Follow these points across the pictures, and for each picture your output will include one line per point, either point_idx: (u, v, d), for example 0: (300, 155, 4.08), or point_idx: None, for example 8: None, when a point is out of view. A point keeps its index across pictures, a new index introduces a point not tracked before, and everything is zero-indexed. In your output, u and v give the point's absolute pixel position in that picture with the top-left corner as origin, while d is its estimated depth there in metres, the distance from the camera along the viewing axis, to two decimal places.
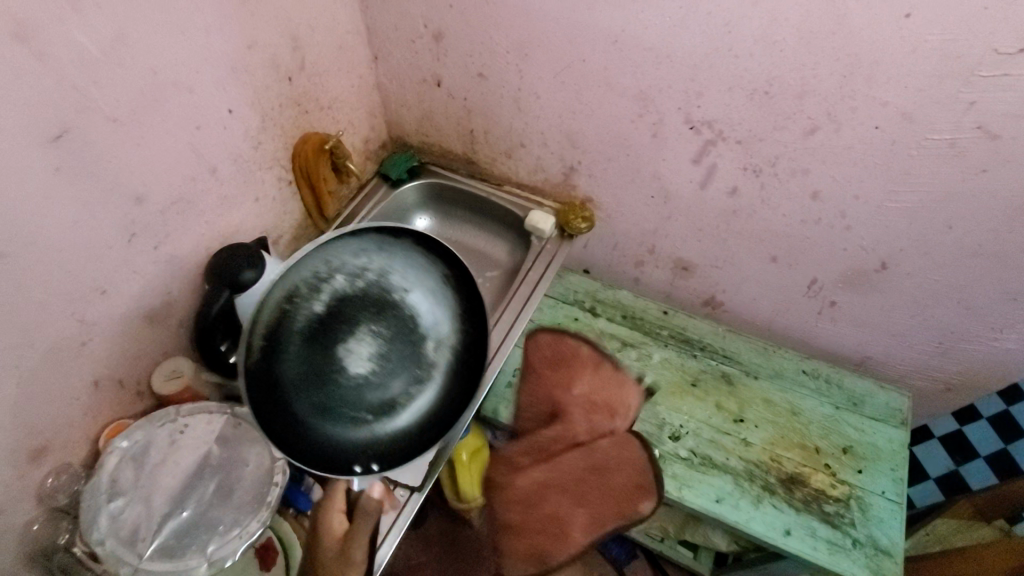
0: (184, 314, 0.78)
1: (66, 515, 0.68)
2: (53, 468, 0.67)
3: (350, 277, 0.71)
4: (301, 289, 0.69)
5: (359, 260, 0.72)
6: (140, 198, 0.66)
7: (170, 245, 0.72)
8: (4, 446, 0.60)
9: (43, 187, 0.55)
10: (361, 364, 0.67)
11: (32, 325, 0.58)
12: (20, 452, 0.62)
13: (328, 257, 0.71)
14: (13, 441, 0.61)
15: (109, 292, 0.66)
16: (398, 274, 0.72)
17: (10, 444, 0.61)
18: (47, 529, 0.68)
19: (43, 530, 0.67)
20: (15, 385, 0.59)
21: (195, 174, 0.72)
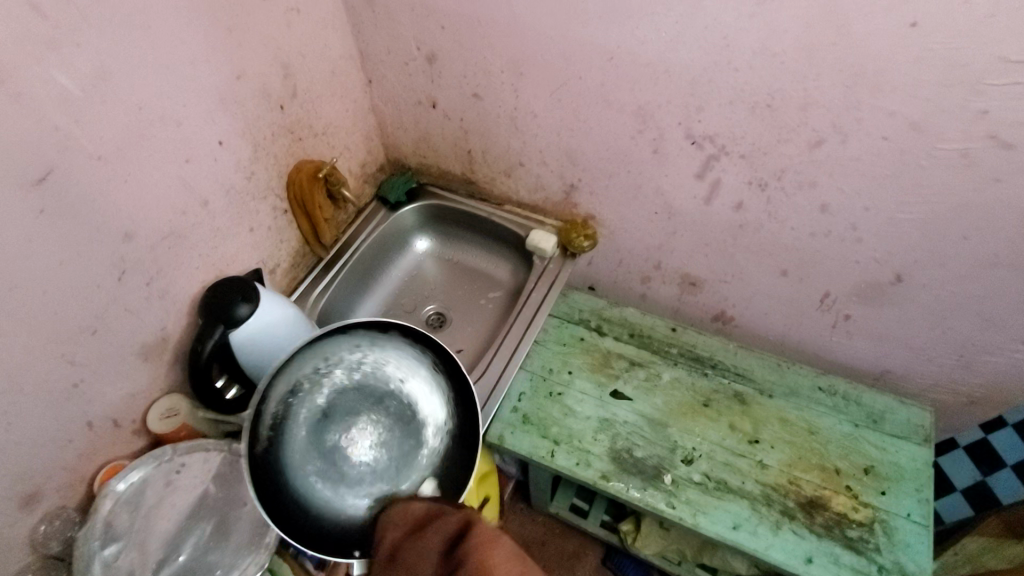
0: (179, 350, 0.77)
1: (60, 561, 0.67)
2: (46, 514, 0.65)
3: (350, 369, 0.63)
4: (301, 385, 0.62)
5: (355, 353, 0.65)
6: (129, 235, 0.65)
7: (162, 280, 0.71)
8: None
9: (26, 230, 0.54)
10: (362, 454, 0.57)
11: (18, 370, 0.57)
12: (11, 501, 0.60)
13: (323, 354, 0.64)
14: (3, 489, 0.59)
15: (100, 332, 0.65)
16: (394, 363, 0.64)
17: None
18: None
19: None
20: (1, 432, 0.57)
21: (185, 207, 0.71)
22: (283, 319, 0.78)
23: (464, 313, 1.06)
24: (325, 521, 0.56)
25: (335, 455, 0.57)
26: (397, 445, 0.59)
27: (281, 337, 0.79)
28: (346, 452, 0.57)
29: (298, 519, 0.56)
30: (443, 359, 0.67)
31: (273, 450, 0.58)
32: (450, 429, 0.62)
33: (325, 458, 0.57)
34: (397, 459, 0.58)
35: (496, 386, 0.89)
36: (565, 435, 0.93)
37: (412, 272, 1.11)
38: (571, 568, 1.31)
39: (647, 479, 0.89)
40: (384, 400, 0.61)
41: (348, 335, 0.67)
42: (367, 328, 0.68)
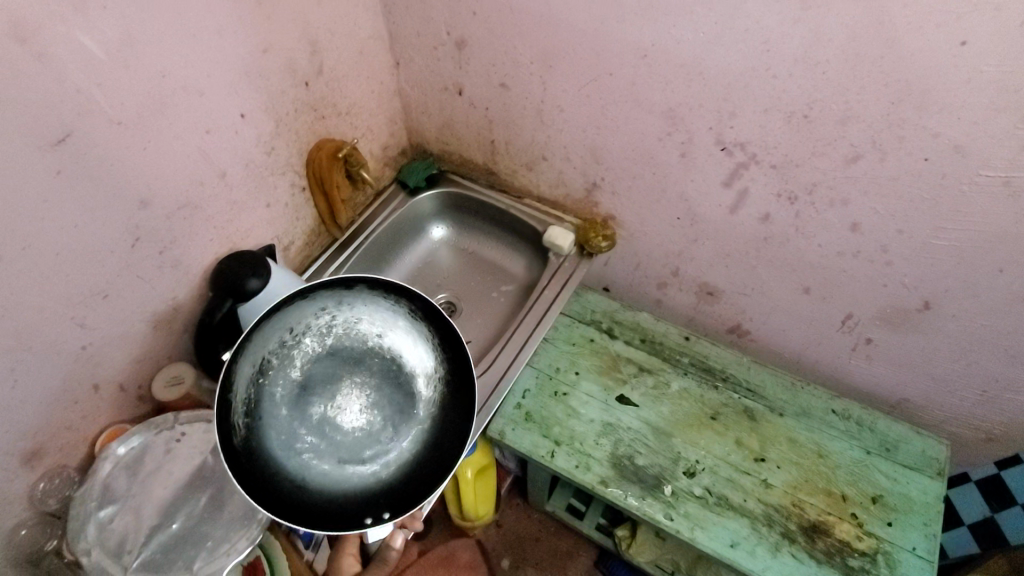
0: (188, 319, 0.77)
1: (56, 521, 0.67)
2: (47, 471, 0.66)
3: (321, 335, 0.61)
4: (270, 363, 0.59)
5: (321, 317, 0.62)
6: (145, 202, 0.64)
7: (176, 249, 0.71)
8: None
9: (43, 190, 0.54)
10: (353, 419, 0.58)
11: (28, 329, 0.57)
12: (13, 457, 0.61)
13: (286, 323, 0.61)
14: (6, 445, 0.60)
15: (111, 296, 0.65)
16: (367, 319, 0.63)
17: (4, 447, 0.60)
18: (34, 535, 0.66)
19: (30, 536, 0.66)
20: (9, 389, 0.58)
21: (203, 178, 0.71)
22: None
23: (474, 305, 1.05)
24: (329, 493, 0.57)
25: (328, 428, 0.58)
26: (390, 401, 0.60)
27: None
28: (337, 420, 0.58)
29: (301, 497, 0.56)
30: (418, 305, 0.65)
31: (255, 436, 0.57)
32: (436, 374, 0.63)
33: (319, 432, 0.58)
34: (384, 416, 0.59)
35: (500, 380, 0.88)
36: (566, 436, 0.92)
37: (426, 258, 1.10)
38: (563, 567, 1.30)
39: (647, 488, 0.87)
40: (365, 361, 0.61)
41: (315, 295, 0.63)
42: (334, 285, 0.65)
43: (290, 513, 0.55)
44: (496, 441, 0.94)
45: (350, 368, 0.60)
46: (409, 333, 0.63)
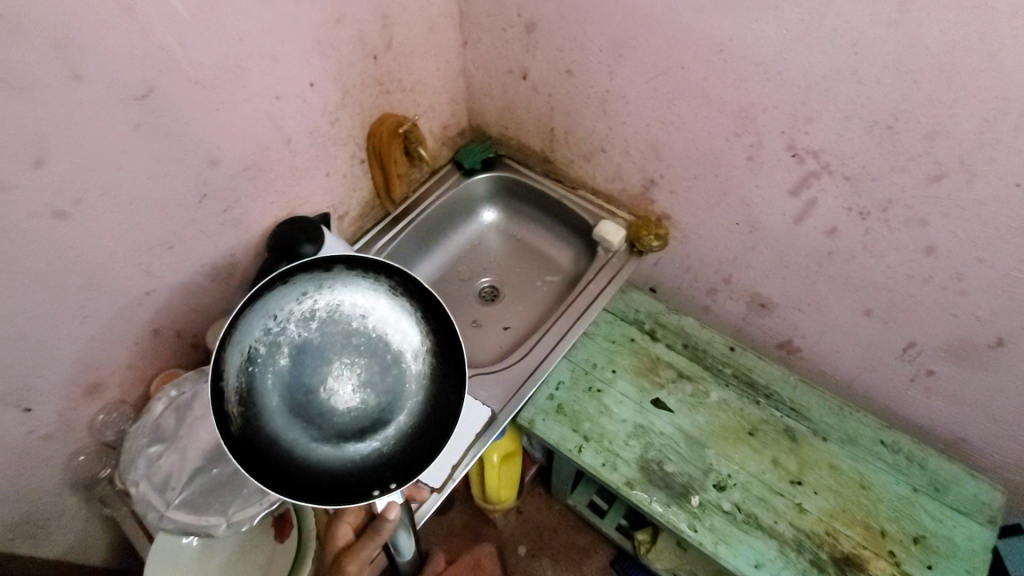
0: (244, 277, 0.80)
1: (112, 451, 0.73)
2: (105, 405, 0.71)
3: (304, 319, 0.53)
4: (255, 354, 0.51)
5: (303, 299, 0.54)
6: (214, 161, 0.67)
7: (238, 209, 0.74)
8: (65, 380, 0.64)
9: (123, 141, 0.57)
10: (353, 406, 0.53)
11: (99, 271, 0.61)
12: (77, 388, 0.66)
13: (263, 309, 0.52)
14: (72, 376, 0.64)
15: (176, 248, 0.68)
16: (355, 299, 0.55)
17: (70, 378, 0.64)
18: (92, 462, 0.72)
19: (88, 462, 0.71)
20: (79, 325, 0.62)
21: (269, 143, 0.73)
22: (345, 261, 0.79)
23: (517, 291, 1.04)
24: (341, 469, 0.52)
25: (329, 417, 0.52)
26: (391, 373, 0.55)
27: None
28: (336, 408, 0.52)
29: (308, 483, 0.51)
30: (401, 278, 0.57)
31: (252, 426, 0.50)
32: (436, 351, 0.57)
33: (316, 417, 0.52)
34: (387, 401, 0.54)
35: (536, 369, 0.87)
36: (596, 433, 0.91)
37: (474, 241, 1.10)
38: (578, 563, 1.30)
39: (673, 496, 0.85)
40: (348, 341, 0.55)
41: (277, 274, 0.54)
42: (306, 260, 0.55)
43: (298, 493, 0.50)
44: (525, 429, 0.94)
45: (345, 353, 0.54)
46: (402, 311, 0.57)
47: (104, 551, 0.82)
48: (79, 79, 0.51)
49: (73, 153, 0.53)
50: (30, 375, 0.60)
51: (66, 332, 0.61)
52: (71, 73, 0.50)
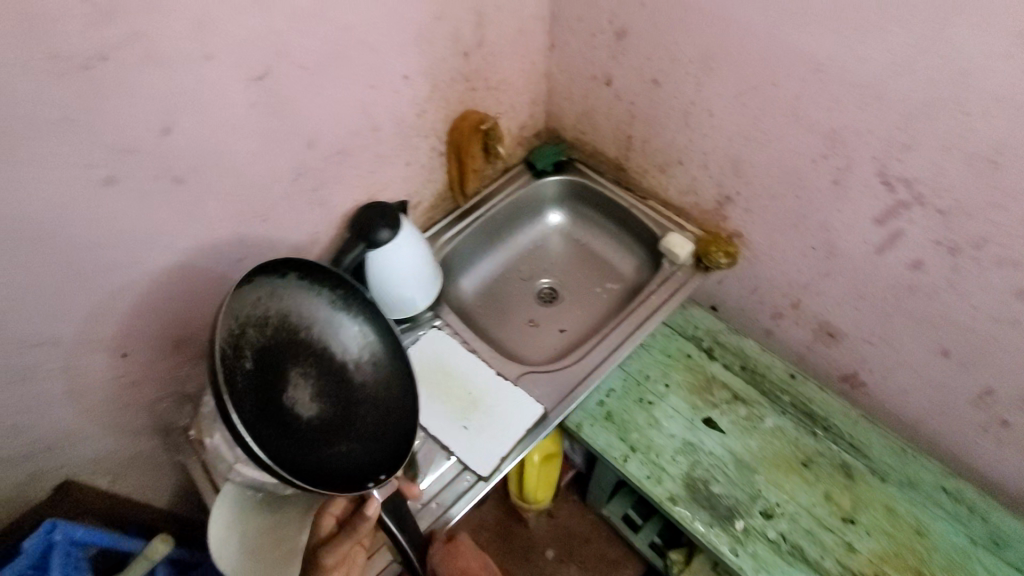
0: (323, 255, 0.84)
1: (189, 401, 0.79)
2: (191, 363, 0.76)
3: (259, 326, 0.62)
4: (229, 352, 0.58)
5: (258, 307, 0.63)
6: (311, 143, 0.71)
7: (325, 190, 0.78)
8: (160, 334, 0.69)
9: (237, 117, 0.61)
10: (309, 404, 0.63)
11: (202, 235, 0.66)
12: (168, 343, 0.71)
13: (231, 311, 0.59)
14: (167, 331, 0.70)
15: (267, 221, 0.73)
16: (303, 310, 0.67)
17: (165, 333, 0.70)
18: (172, 410, 0.78)
19: (168, 410, 0.78)
20: (178, 283, 0.67)
21: (361, 129, 0.77)
22: (415, 250, 0.83)
23: (576, 296, 1.05)
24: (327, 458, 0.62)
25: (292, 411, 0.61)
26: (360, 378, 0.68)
27: (409, 269, 0.83)
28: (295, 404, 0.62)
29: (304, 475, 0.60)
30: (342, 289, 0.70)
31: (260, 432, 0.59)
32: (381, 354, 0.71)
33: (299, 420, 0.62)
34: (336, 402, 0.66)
35: (593, 371, 0.86)
36: (642, 444, 0.91)
37: (538, 242, 1.11)
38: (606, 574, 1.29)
39: (717, 517, 0.84)
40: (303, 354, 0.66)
41: (250, 284, 0.63)
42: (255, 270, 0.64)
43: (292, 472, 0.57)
44: (572, 432, 0.94)
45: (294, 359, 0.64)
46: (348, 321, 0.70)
47: (168, 498, 0.88)
48: (208, 57, 0.55)
49: (193, 125, 0.58)
50: (132, 324, 0.65)
51: (167, 289, 0.66)
52: (201, 53, 0.55)
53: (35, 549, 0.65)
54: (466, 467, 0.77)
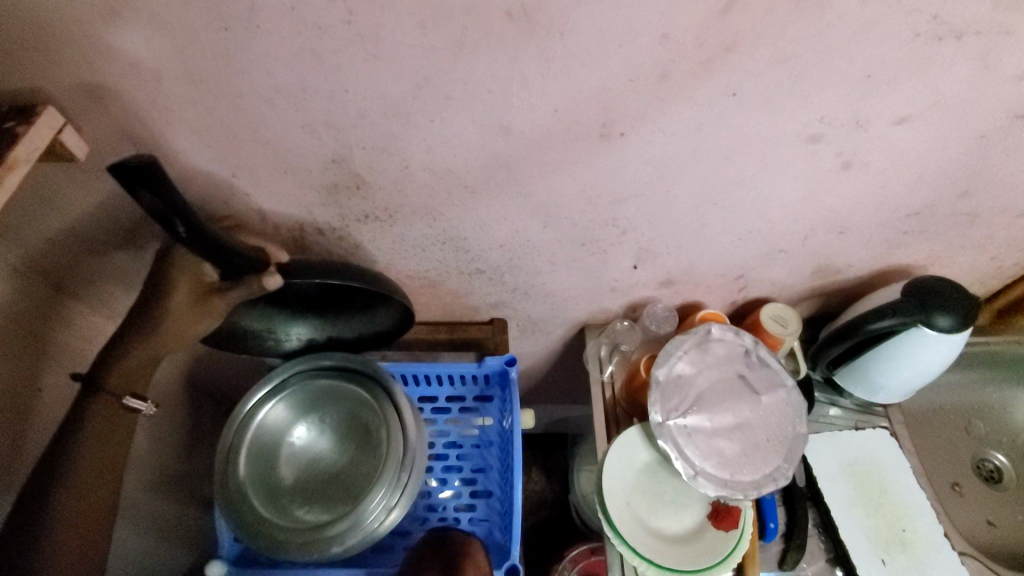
0: (830, 287, 0.78)
1: (635, 328, 0.84)
2: (667, 304, 0.82)
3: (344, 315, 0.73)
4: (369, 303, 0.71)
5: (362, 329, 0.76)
6: (963, 194, 0.63)
7: (910, 239, 0.70)
8: (688, 261, 0.73)
9: (960, 139, 0.56)
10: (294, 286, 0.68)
11: (802, 212, 0.65)
12: (681, 269, 0.75)
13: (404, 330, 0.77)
14: (693, 261, 0.73)
15: (843, 235, 0.68)
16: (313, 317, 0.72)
17: (690, 261, 0.73)
18: (624, 330, 0.84)
19: (623, 329, 0.84)
20: (743, 236, 0.69)
21: (1007, 208, 0.66)
22: (948, 353, 0.69)
23: None
24: (292, 311, 0.71)
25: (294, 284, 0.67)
26: (258, 441, 0.69)
27: (924, 364, 0.71)
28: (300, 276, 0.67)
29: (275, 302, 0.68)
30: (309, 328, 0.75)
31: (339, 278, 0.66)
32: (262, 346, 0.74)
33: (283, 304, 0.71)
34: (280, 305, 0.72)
35: None
36: None
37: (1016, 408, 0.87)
38: None
39: None
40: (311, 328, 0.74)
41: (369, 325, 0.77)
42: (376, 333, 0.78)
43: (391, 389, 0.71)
44: None
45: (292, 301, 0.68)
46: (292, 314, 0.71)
47: (537, 359, 1.00)
48: (1021, 78, 0.50)
49: (929, 124, 0.54)
50: (685, 242, 0.70)
51: (732, 235, 0.68)
52: (1018, 72, 0.50)
53: (493, 369, 0.81)
54: None
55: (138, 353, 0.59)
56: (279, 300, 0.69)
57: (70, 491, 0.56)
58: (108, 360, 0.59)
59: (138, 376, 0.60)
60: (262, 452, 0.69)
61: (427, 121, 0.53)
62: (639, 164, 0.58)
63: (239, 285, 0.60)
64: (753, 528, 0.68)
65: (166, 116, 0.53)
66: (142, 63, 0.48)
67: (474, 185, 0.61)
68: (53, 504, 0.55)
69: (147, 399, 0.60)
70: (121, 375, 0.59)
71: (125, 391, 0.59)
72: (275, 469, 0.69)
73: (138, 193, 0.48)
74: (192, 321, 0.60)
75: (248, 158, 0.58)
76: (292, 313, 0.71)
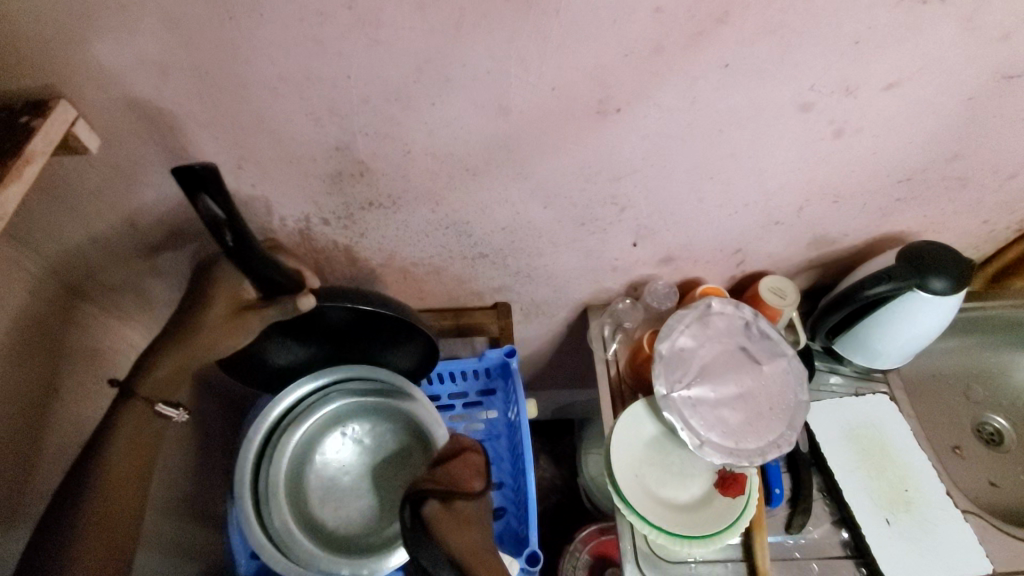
0: (827, 258, 0.80)
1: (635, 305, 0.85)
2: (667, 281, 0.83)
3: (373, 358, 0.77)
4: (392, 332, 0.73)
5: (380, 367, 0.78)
6: (951, 159, 0.65)
7: (903, 206, 0.71)
8: (686, 237, 0.75)
9: (948, 102, 0.58)
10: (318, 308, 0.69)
11: (796, 183, 0.66)
12: (680, 245, 0.76)
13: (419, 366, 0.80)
14: (691, 237, 0.75)
15: (837, 204, 0.70)
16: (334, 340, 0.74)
17: (689, 237, 0.75)
18: (624, 309, 0.86)
19: (624, 307, 0.86)
20: (740, 209, 0.70)
21: (996, 170, 0.68)
22: (944, 316, 0.71)
23: None
24: (313, 331, 0.73)
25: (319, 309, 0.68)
26: (286, 469, 0.74)
27: (921, 328, 0.72)
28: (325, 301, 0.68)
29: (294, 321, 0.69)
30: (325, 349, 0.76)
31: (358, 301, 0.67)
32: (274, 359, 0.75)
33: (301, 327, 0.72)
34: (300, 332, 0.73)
35: None
36: None
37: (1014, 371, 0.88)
38: None
39: None
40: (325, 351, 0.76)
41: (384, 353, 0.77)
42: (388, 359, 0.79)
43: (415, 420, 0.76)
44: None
45: (314, 318, 0.69)
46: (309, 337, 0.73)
47: (542, 343, 1.01)
48: (1003, 39, 0.52)
49: (916, 89, 0.56)
50: (683, 218, 0.71)
51: (729, 209, 0.70)
52: (1000, 33, 0.51)
53: (494, 362, 0.83)
54: (862, 550, 0.68)
55: (166, 363, 0.63)
56: (305, 322, 0.70)
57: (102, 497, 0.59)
58: (146, 366, 0.63)
59: (173, 385, 0.64)
60: (289, 478, 0.74)
61: (428, 104, 0.55)
62: (637, 139, 0.59)
63: (275, 304, 0.64)
64: (759, 493, 0.70)
65: (171, 109, 0.54)
66: (148, 56, 0.50)
67: (475, 167, 0.62)
68: (84, 505, 0.58)
69: (180, 407, 0.64)
70: (154, 384, 0.63)
71: (159, 399, 0.63)
72: (304, 489, 0.75)
73: (198, 200, 0.52)
74: (222, 335, 0.64)
75: (253, 149, 0.59)
76: (315, 333, 0.73)
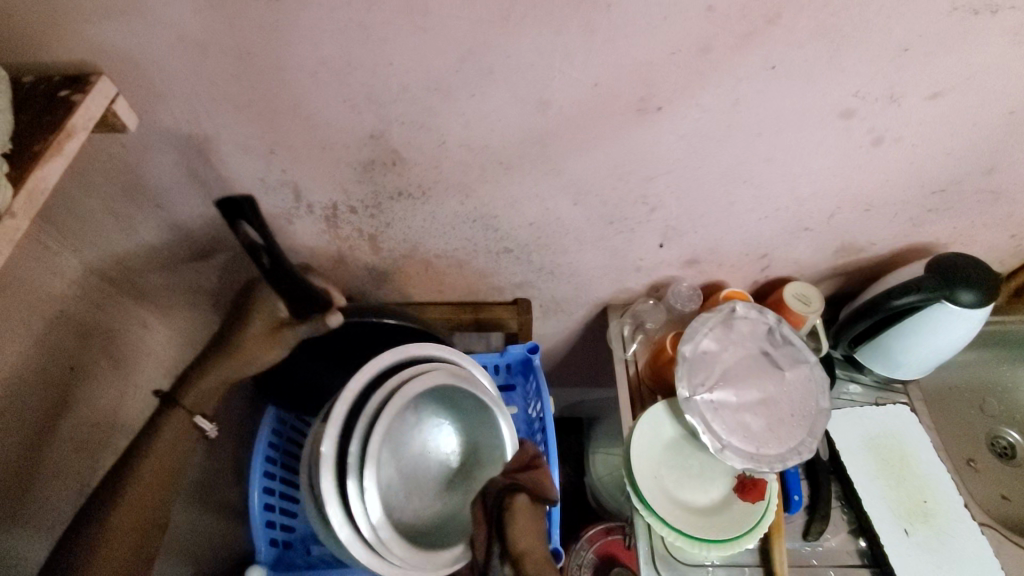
0: (852, 266, 0.80)
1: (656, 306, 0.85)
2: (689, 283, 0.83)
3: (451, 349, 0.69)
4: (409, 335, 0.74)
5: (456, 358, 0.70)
6: (986, 172, 0.65)
7: (933, 217, 0.71)
8: (714, 239, 0.74)
9: (990, 114, 0.57)
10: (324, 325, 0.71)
11: (829, 189, 0.66)
12: (707, 247, 0.76)
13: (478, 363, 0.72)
14: (718, 240, 0.74)
15: (868, 212, 0.69)
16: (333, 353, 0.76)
17: (716, 240, 0.74)
18: (645, 309, 0.85)
19: (645, 307, 0.85)
20: (770, 214, 0.69)
21: None
22: (970, 329, 0.71)
23: None
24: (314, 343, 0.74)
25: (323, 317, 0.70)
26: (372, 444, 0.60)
27: (946, 340, 0.72)
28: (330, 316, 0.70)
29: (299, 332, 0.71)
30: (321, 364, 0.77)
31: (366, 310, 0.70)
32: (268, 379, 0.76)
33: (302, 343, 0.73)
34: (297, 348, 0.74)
35: None
36: None
37: None
38: None
39: None
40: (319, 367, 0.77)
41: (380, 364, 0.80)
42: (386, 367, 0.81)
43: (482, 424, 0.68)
44: None
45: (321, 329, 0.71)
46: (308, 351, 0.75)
47: (557, 341, 1.00)
48: None
49: (960, 99, 0.55)
50: (712, 220, 0.71)
51: (760, 213, 0.69)
52: None
53: (515, 358, 0.82)
54: (879, 559, 0.68)
55: (208, 379, 0.65)
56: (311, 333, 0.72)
57: (123, 505, 0.60)
58: (191, 378, 0.65)
59: (208, 399, 0.66)
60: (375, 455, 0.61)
61: (467, 95, 0.54)
62: (674, 139, 0.59)
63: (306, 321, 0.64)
64: (778, 498, 0.70)
65: (208, 90, 0.54)
66: (189, 36, 0.49)
67: (509, 161, 0.62)
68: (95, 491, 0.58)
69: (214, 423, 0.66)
70: (198, 396, 0.65)
71: (198, 411, 0.65)
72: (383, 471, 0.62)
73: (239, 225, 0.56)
74: (258, 352, 0.65)
75: (287, 134, 0.58)
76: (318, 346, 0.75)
